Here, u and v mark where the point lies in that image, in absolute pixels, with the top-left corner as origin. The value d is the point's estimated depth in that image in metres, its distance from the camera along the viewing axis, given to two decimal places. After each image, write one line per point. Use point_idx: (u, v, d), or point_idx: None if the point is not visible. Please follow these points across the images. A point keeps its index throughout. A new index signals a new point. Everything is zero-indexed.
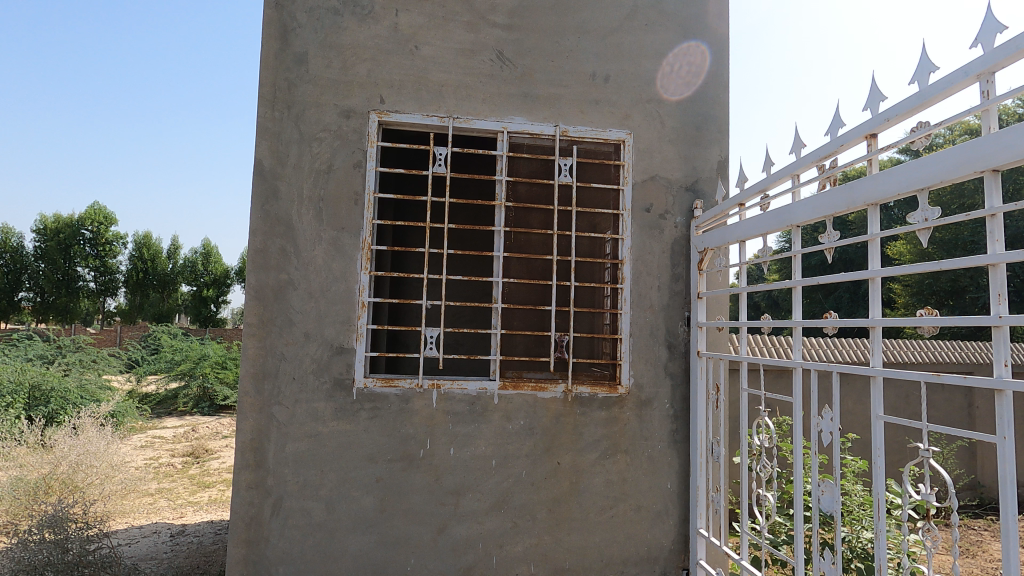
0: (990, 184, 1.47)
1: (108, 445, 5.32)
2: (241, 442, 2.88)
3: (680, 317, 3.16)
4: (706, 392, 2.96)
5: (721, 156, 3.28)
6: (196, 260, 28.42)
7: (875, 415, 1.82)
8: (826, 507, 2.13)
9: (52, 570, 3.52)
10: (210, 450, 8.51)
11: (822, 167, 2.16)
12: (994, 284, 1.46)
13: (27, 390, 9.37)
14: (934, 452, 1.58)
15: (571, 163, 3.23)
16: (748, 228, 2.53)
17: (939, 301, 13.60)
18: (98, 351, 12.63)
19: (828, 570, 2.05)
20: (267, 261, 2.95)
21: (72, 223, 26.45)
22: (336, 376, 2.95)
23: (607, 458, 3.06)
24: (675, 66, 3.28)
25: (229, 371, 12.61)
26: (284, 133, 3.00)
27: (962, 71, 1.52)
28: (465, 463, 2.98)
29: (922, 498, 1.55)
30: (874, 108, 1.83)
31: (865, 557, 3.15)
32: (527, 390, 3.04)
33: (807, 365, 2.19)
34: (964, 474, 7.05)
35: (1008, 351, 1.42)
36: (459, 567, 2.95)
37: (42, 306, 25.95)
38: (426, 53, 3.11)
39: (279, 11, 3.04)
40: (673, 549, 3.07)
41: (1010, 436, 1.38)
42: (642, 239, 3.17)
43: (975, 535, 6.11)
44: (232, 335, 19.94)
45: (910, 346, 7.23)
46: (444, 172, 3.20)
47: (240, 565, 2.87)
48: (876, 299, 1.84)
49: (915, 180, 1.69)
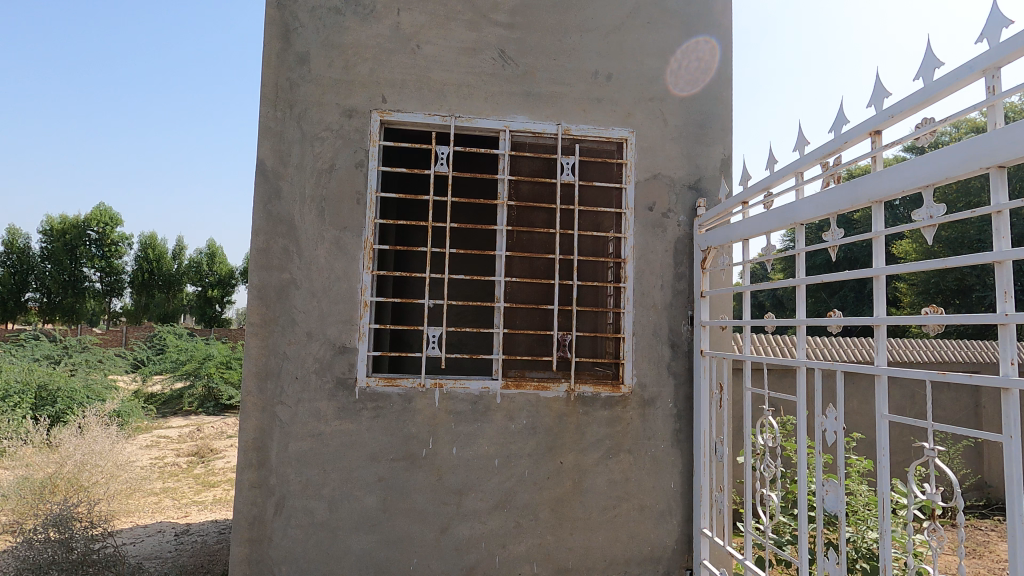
0: (996, 180, 1.44)
1: (112, 444, 5.34)
2: (243, 442, 2.89)
3: (683, 316, 3.15)
4: (710, 390, 2.95)
5: (724, 154, 3.26)
6: (202, 261, 28.69)
7: (879, 415, 1.77)
8: (830, 507, 2.08)
9: (57, 569, 3.53)
10: (214, 450, 8.53)
11: (826, 164, 2.13)
12: (1002, 281, 1.43)
13: (34, 390, 9.48)
14: (939, 452, 1.52)
15: (573, 162, 3.21)
16: (752, 226, 2.51)
17: (945, 300, 13.54)
18: (104, 351, 12.66)
19: (834, 571, 2.01)
20: (269, 261, 2.95)
21: (78, 223, 26.59)
22: (338, 376, 2.95)
23: (610, 458, 3.05)
24: (684, 63, 3.26)
25: (234, 371, 12.69)
26: (286, 132, 3.01)
27: (967, 66, 1.50)
28: (467, 462, 2.98)
29: (927, 497, 1.50)
30: (878, 105, 1.81)
31: (871, 557, 3.21)
32: (530, 390, 3.03)
33: (811, 364, 2.14)
34: (971, 474, 7.03)
35: (1015, 349, 1.42)
36: (461, 567, 2.95)
37: (48, 306, 26.11)
38: (427, 51, 3.11)
39: (280, 11, 3.05)
40: (677, 549, 3.06)
41: (1017, 436, 1.35)
42: (644, 238, 3.16)
43: (982, 535, 6.08)
44: (237, 335, 20.04)
45: (917, 346, 7.20)
46: (446, 172, 3.19)
47: (242, 565, 2.87)
48: (881, 298, 1.80)
49: (920, 177, 1.66)
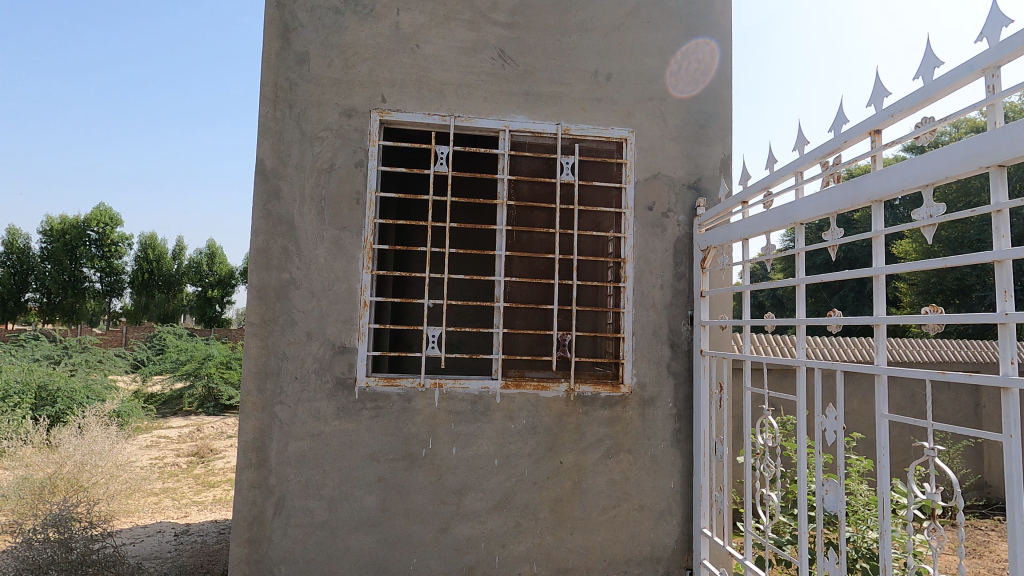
0: (996, 179, 1.44)
1: (112, 444, 5.35)
2: (242, 442, 2.88)
3: (683, 315, 3.14)
4: (710, 390, 2.95)
5: (723, 154, 3.26)
6: (202, 261, 28.74)
7: (879, 415, 1.77)
8: (830, 506, 2.07)
9: (56, 570, 3.52)
10: (214, 450, 8.54)
11: (826, 163, 2.13)
12: (1001, 280, 1.42)
13: (34, 390, 9.48)
14: (939, 451, 1.52)
15: (572, 161, 3.20)
16: (752, 226, 2.51)
17: (945, 300, 13.54)
18: (104, 351, 12.67)
19: (834, 571, 2.00)
20: (268, 261, 2.95)
21: (78, 224, 26.59)
22: (338, 375, 2.95)
23: (610, 458, 3.05)
24: (684, 64, 3.26)
25: (234, 371, 12.69)
26: (286, 132, 3.01)
27: (967, 65, 1.50)
28: (466, 462, 2.98)
29: (927, 497, 1.50)
30: (878, 105, 1.81)
31: (871, 557, 3.20)
32: (530, 390, 3.02)
33: (811, 363, 2.13)
34: (971, 474, 7.03)
35: (1015, 348, 1.42)
36: (461, 567, 2.95)
37: (48, 306, 26.11)
38: (427, 51, 3.10)
39: (280, 11, 3.04)
40: (677, 549, 3.06)
41: (1018, 435, 1.34)
42: (644, 238, 3.16)
43: (983, 535, 6.07)
44: (237, 335, 20.06)
45: (916, 346, 7.20)
46: (446, 172, 3.18)
47: (242, 565, 2.87)
48: (881, 298, 1.80)
49: (921, 176, 1.66)
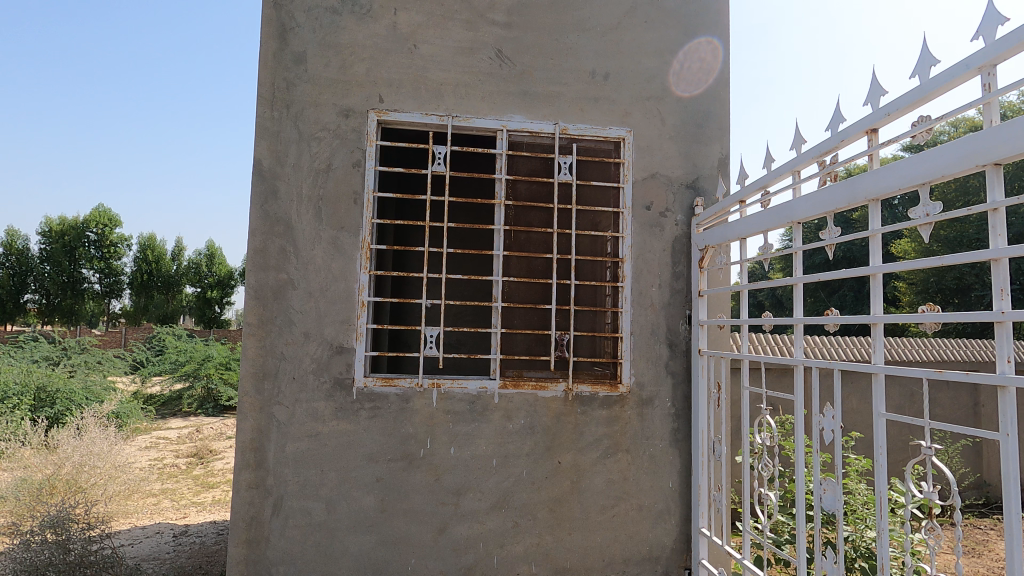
0: (993, 177, 1.44)
1: (111, 445, 5.34)
2: (241, 442, 2.88)
3: (681, 315, 3.15)
4: (708, 390, 2.94)
5: (721, 153, 3.26)
6: (201, 261, 28.76)
7: (877, 413, 1.77)
8: (829, 505, 2.06)
9: (53, 570, 3.52)
10: (213, 450, 8.54)
11: (822, 162, 2.13)
12: (997, 278, 1.42)
13: (33, 392, 9.47)
14: (936, 449, 1.51)
15: (570, 161, 3.20)
16: (749, 225, 2.51)
17: (944, 300, 13.48)
18: (104, 352, 12.67)
19: (831, 570, 1.99)
20: (266, 261, 2.95)
21: (77, 225, 26.59)
22: (336, 376, 2.95)
23: (608, 458, 3.05)
24: (686, 63, 3.27)
25: (233, 372, 12.69)
26: (284, 132, 3.00)
27: (963, 64, 1.50)
28: (465, 462, 2.97)
29: (925, 496, 1.49)
30: (875, 103, 1.81)
31: (869, 557, 3.19)
32: (528, 390, 3.02)
33: (809, 362, 2.13)
34: (970, 473, 7.03)
35: (1012, 347, 1.40)
36: (459, 567, 2.95)
37: (48, 307, 26.12)
38: (424, 51, 3.10)
39: (278, 11, 3.04)
40: (675, 549, 3.06)
41: (1014, 433, 1.34)
42: (642, 237, 3.16)
43: (981, 535, 6.06)
44: (236, 335, 20.05)
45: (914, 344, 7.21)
46: (444, 172, 3.17)
47: (240, 566, 2.86)
48: (878, 296, 1.80)
49: (918, 174, 1.66)
